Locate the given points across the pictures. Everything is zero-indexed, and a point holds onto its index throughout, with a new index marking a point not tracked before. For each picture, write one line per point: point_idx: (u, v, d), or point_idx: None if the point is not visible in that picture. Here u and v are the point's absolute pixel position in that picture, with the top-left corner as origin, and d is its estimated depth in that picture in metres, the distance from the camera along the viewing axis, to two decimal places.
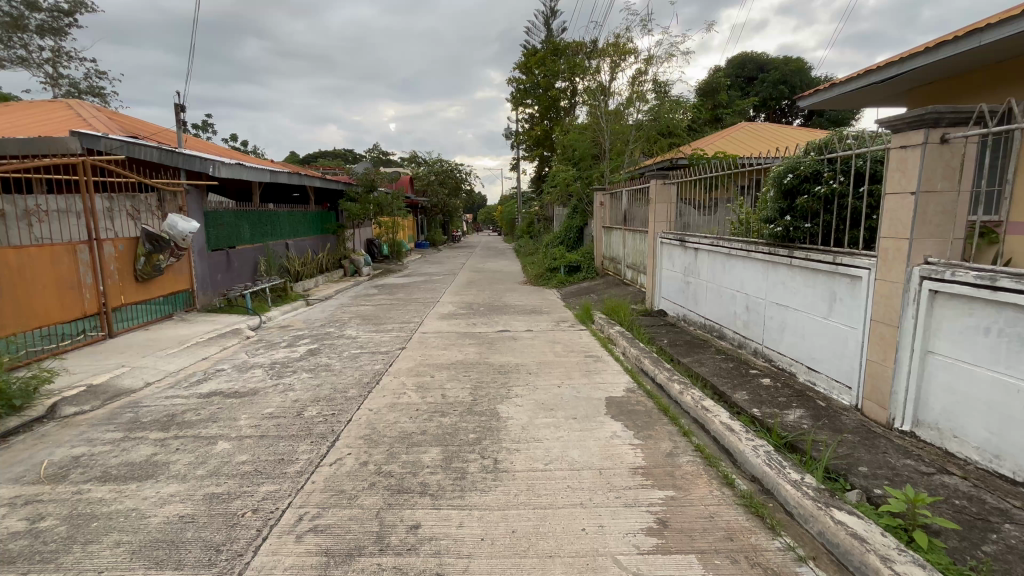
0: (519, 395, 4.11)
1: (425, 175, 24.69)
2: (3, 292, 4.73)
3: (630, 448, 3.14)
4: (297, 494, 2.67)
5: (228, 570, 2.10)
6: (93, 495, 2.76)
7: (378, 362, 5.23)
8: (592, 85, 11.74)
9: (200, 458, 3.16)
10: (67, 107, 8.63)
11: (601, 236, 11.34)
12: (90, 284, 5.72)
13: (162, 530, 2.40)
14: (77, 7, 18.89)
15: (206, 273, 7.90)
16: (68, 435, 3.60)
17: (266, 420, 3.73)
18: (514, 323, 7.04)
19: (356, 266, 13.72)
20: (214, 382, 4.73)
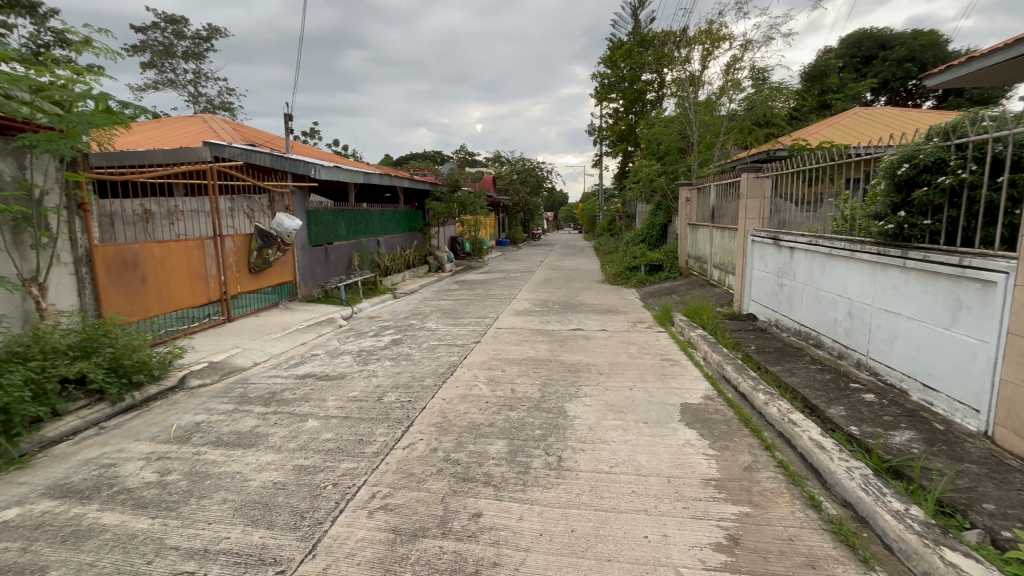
0: (588, 395, 4.05)
1: (508, 174, 25.12)
2: (149, 280, 5.59)
3: (704, 458, 2.96)
4: (372, 473, 2.87)
5: (310, 536, 2.31)
6: (207, 457, 3.18)
7: (454, 354, 5.44)
8: (682, 75, 11.18)
9: (293, 432, 3.51)
10: (202, 121, 9.94)
11: (686, 234, 10.77)
12: (215, 274, 6.58)
13: (259, 493, 2.70)
14: (214, 34, 21.78)
15: (308, 267, 8.74)
16: (192, 404, 4.18)
17: (350, 402, 4.05)
18: (589, 322, 6.95)
19: (440, 262, 14.34)
20: (310, 365, 5.23)
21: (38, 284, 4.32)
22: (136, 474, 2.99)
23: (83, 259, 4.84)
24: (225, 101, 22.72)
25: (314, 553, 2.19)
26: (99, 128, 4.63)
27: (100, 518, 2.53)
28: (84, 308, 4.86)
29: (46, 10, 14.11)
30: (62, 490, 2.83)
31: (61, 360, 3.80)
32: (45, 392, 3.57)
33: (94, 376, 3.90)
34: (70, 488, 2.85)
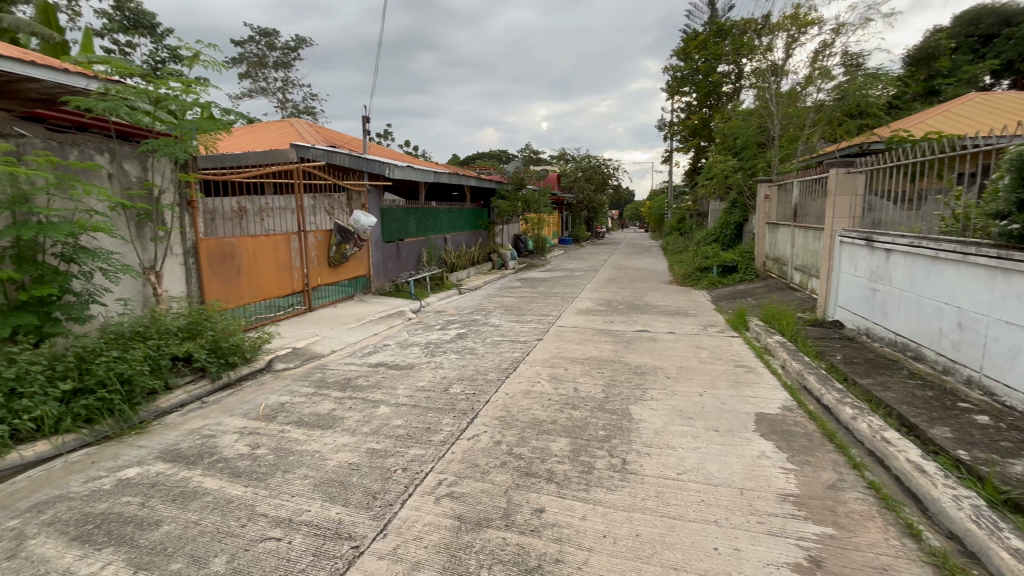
0: (654, 398, 3.94)
1: (573, 171, 24.92)
2: (244, 271, 6.16)
3: (781, 472, 2.77)
4: (438, 461, 2.97)
5: (381, 516, 2.44)
6: (291, 435, 3.45)
7: (517, 350, 5.49)
8: (763, 65, 10.51)
9: (366, 417, 3.72)
10: (289, 125, 10.73)
11: (764, 233, 10.12)
12: (299, 266, 7.11)
13: (336, 472, 2.89)
14: (301, 44, 23.47)
15: (381, 262, 9.20)
16: (278, 386, 4.55)
17: (419, 392, 4.23)
18: (655, 324, 6.73)
19: (504, 259, 14.52)
20: (382, 354, 5.51)
21: (155, 273, 4.90)
22: (231, 446, 3.30)
23: (190, 251, 5.42)
24: (308, 105, 24.37)
25: (385, 532, 2.30)
26: (207, 133, 5.14)
27: (202, 482, 2.83)
28: (191, 295, 5.44)
29: (162, 29, 15.84)
30: (172, 455, 3.19)
31: (172, 340, 4.30)
32: (160, 367, 4.06)
33: (198, 355, 4.37)
34: (177, 454, 3.21)
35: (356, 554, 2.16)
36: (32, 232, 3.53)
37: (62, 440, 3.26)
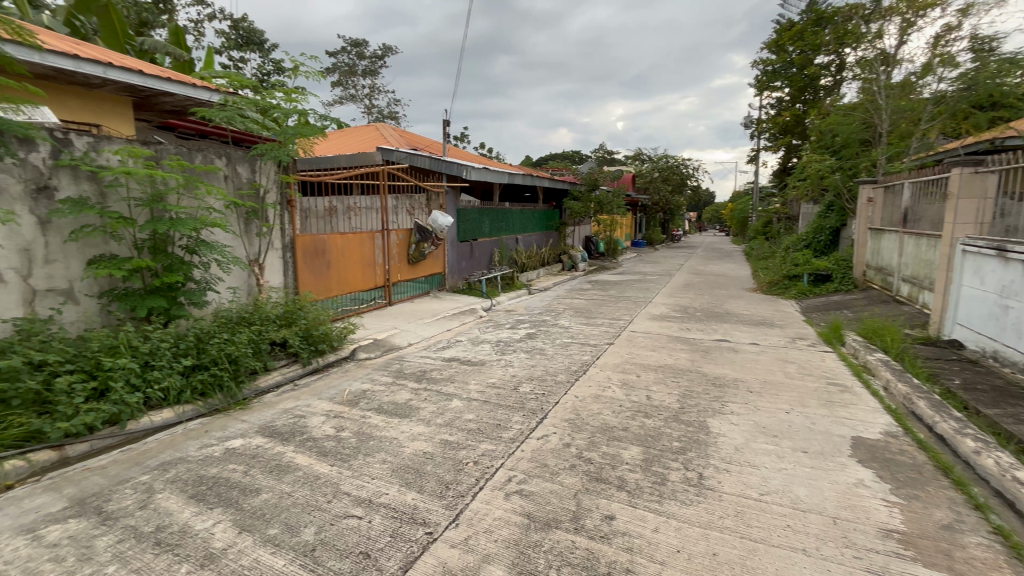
0: (734, 412, 3.72)
1: (649, 172, 24.14)
2: (334, 266, 6.64)
3: (883, 505, 2.50)
4: (508, 458, 3.02)
5: (454, 505, 2.52)
6: (371, 421, 3.67)
7: (587, 353, 5.42)
8: (870, 54, 9.54)
9: (440, 409, 3.86)
10: (375, 129, 11.40)
11: (864, 239, 9.18)
12: (381, 263, 7.54)
13: (411, 459, 3.04)
14: (387, 52, 24.87)
15: (455, 260, 9.51)
16: (360, 374, 4.86)
17: (489, 388, 4.32)
18: (736, 334, 6.34)
19: (574, 261, 14.41)
20: (455, 350, 5.70)
21: (258, 265, 5.43)
22: (319, 427, 3.58)
23: (288, 246, 5.95)
24: (393, 111, 25.75)
25: (457, 522, 2.38)
26: (304, 137, 5.55)
27: (295, 457, 3.09)
28: (287, 286, 5.97)
29: (269, 45, 17.48)
30: (269, 430, 3.52)
31: (272, 326, 4.75)
32: (261, 351, 4.50)
33: (293, 341, 4.79)
34: (273, 431, 3.53)
35: (430, 539, 2.25)
36: (165, 227, 4.06)
37: (182, 409, 3.72)
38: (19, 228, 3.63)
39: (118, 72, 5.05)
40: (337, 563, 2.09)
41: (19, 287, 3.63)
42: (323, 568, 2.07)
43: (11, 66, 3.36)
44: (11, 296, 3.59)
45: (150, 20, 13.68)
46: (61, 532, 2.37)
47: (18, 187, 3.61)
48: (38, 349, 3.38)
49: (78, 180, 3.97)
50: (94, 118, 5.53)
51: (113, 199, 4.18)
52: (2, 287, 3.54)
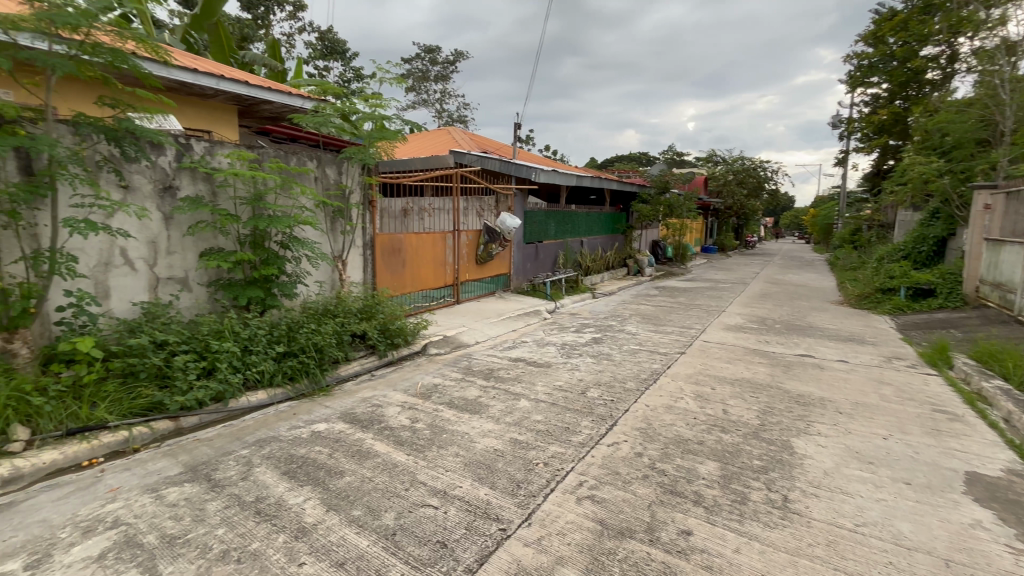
0: (822, 434, 3.46)
1: (723, 174, 23.01)
2: (408, 264, 6.93)
3: (1007, 552, 2.22)
4: (578, 462, 3.00)
5: (526, 504, 2.55)
6: (443, 415, 3.80)
7: (656, 361, 5.27)
8: (991, 44, 8.51)
9: (509, 408, 3.92)
10: (447, 132, 11.78)
11: (977, 251, 8.19)
12: (451, 262, 7.78)
13: (483, 455, 3.11)
14: (459, 58, 25.60)
15: (521, 262, 9.60)
16: (430, 369, 5.04)
17: (557, 391, 4.32)
18: (822, 350, 5.88)
19: (640, 265, 14.04)
20: (521, 350, 5.76)
21: (341, 261, 5.79)
22: (395, 416, 3.76)
23: (369, 244, 6.29)
24: (462, 114, 26.43)
25: (530, 521, 2.40)
26: (384, 140, 5.83)
27: (375, 444, 3.27)
28: (366, 282, 6.31)
29: (351, 54, 18.57)
30: (350, 417, 3.75)
31: (353, 319, 5.05)
32: (343, 341, 4.79)
33: (371, 334, 5.06)
34: (353, 417, 3.75)
35: (503, 536, 2.29)
36: (265, 224, 4.42)
37: (274, 391, 4.05)
38: (147, 223, 4.12)
39: (229, 83, 5.60)
40: (416, 550, 2.18)
41: (145, 275, 4.13)
42: (403, 552, 2.16)
43: (146, 81, 3.84)
44: (139, 282, 4.09)
45: (250, 35, 15.01)
46: (178, 494, 2.66)
47: (149, 186, 4.10)
48: (160, 330, 3.83)
49: (195, 181, 4.43)
50: (207, 125, 6.15)
51: (223, 197, 4.63)
52: (133, 274, 4.04)
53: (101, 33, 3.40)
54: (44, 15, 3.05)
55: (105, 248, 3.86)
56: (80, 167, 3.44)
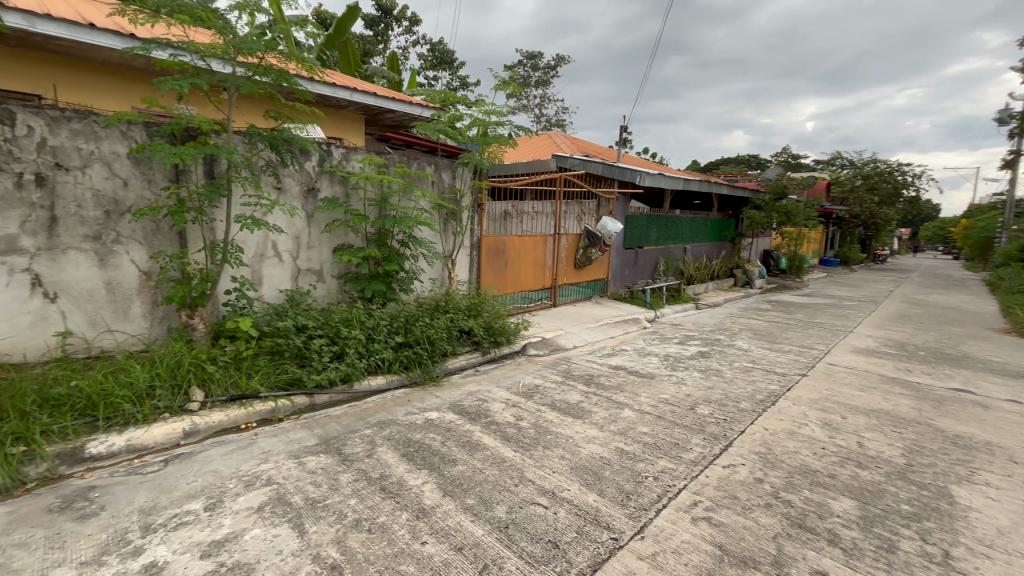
0: (991, 485, 2.94)
1: (850, 179, 20.54)
2: (510, 265, 7.12)
3: None
4: (691, 481, 2.86)
5: (637, 516, 2.49)
6: (547, 416, 3.83)
7: (773, 382, 4.83)
8: None
9: (612, 416, 3.85)
10: (549, 138, 11.92)
11: None
12: (551, 265, 7.85)
13: (589, 461, 3.08)
14: (560, 62, 25.73)
15: (620, 267, 9.39)
16: (531, 369, 5.12)
17: (663, 403, 4.15)
18: (985, 386, 4.98)
19: (749, 277, 12.99)
20: (621, 358, 5.63)
21: (451, 260, 6.13)
22: (500, 412, 3.88)
23: (475, 245, 6.55)
24: (560, 119, 26.49)
25: (643, 535, 2.34)
26: (494, 145, 6.05)
27: (483, 437, 3.40)
28: (471, 281, 6.59)
29: (458, 63, 19.51)
30: (458, 409, 3.93)
31: (461, 316, 5.30)
32: (452, 336, 5.04)
33: (477, 331, 5.27)
34: (462, 409, 3.93)
35: (616, 546, 2.25)
36: (389, 224, 4.81)
37: (392, 378, 4.38)
38: (294, 220, 4.68)
39: (361, 95, 6.20)
40: (529, 546, 2.23)
41: (291, 266, 4.70)
42: (517, 547, 2.22)
43: (300, 94, 4.36)
44: (286, 272, 4.67)
45: (371, 50, 16.41)
46: (316, 463, 2.99)
47: (297, 188, 4.66)
48: (301, 315, 4.34)
49: (333, 183, 4.95)
50: (341, 132, 6.84)
51: (354, 198, 5.11)
52: (281, 265, 4.63)
53: (271, 55, 3.94)
54: (233, 43, 3.61)
55: (262, 242, 4.47)
56: (248, 171, 4.01)
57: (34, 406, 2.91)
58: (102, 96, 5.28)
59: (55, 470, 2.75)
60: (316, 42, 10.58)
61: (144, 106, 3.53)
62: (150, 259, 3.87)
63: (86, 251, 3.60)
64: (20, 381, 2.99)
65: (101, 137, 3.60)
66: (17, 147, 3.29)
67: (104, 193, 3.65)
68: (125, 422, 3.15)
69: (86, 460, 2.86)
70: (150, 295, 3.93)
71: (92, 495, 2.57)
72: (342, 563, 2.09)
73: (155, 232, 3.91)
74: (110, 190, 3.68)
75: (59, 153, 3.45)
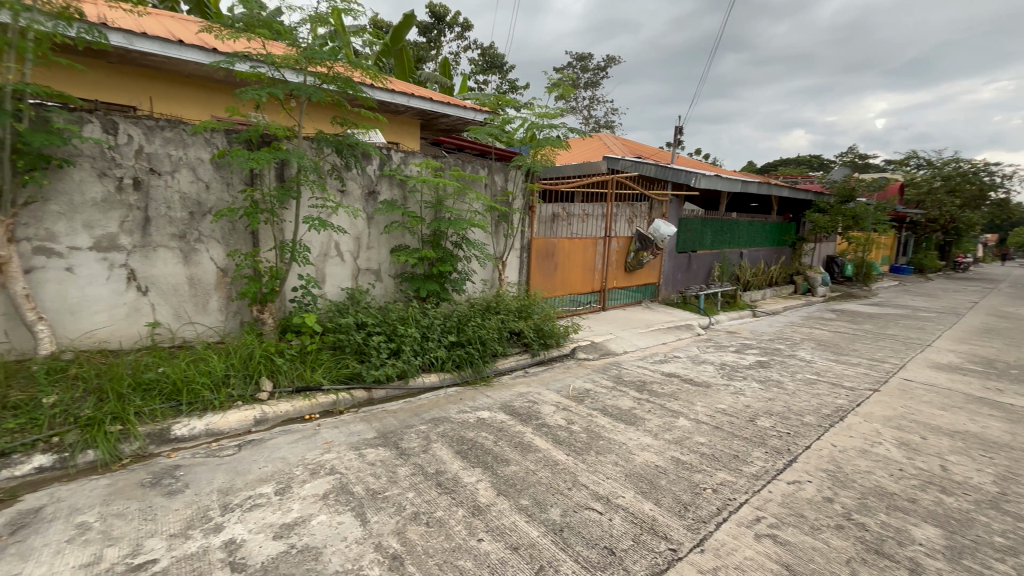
0: None
1: (927, 179, 18.97)
2: (559, 268, 7.10)
3: None
4: (753, 495, 2.74)
5: (697, 529, 2.41)
6: (598, 421, 3.79)
7: (841, 397, 4.53)
8: None
9: (667, 424, 3.76)
10: (600, 140, 11.81)
11: None
12: (601, 268, 7.76)
13: (643, 468, 3.02)
14: (610, 63, 25.40)
15: (672, 272, 9.14)
16: (581, 373, 5.08)
17: (719, 413, 4.01)
18: None
19: (811, 284, 12.21)
20: (674, 365, 5.49)
21: (502, 262, 6.20)
22: (551, 415, 3.87)
23: (525, 247, 6.59)
24: (609, 121, 26.14)
25: (703, 548, 2.27)
26: (548, 148, 6.06)
27: (534, 439, 3.40)
28: (520, 282, 6.64)
29: (508, 67, 19.69)
30: (509, 409, 3.96)
31: (512, 318, 5.34)
32: (502, 337, 5.09)
33: (527, 333, 5.30)
34: (513, 410, 3.96)
35: (674, 557, 2.20)
36: (445, 226, 4.93)
37: (444, 376, 4.49)
38: (355, 221, 4.89)
39: (418, 100, 6.37)
40: (585, 551, 2.21)
41: (351, 265, 4.91)
42: (572, 551, 2.21)
43: (364, 101, 4.55)
44: (347, 271, 4.88)
45: (424, 56, 16.86)
46: (375, 455, 3.11)
47: (359, 191, 4.87)
48: (361, 312, 4.52)
49: (392, 186, 5.13)
50: (397, 137, 7.07)
51: (412, 201, 5.27)
52: (343, 264, 4.84)
53: (339, 64, 4.13)
54: (306, 54, 3.81)
55: (326, 242, 4.69)
56: (316, 175, 4.23)
57: (130, 389, 3.21)
58: (185, 106, 5.71)
59: (146, 448, 3.01)
60: (375, 51, 10.99)
61: (227, 115, 3.81)
62: (227, 257, 4.16)
63: (173, 249, 3.93)
64: (118, 366, 3.30)
65: (189, 144, 3.91)
66: (119, 154, 3.63)
67: (189, 195, 3.96)
68: (204, 408, 3.39)
69: (172, 441, 3.11)
70: (226, 290, 4.22)
71: (177, 473, 2.79)
72: (403, 553, 2.16)
73: (232, 232, 4.20)
74: (195, 193, 3.99)
75: (153, 159, 3.78)
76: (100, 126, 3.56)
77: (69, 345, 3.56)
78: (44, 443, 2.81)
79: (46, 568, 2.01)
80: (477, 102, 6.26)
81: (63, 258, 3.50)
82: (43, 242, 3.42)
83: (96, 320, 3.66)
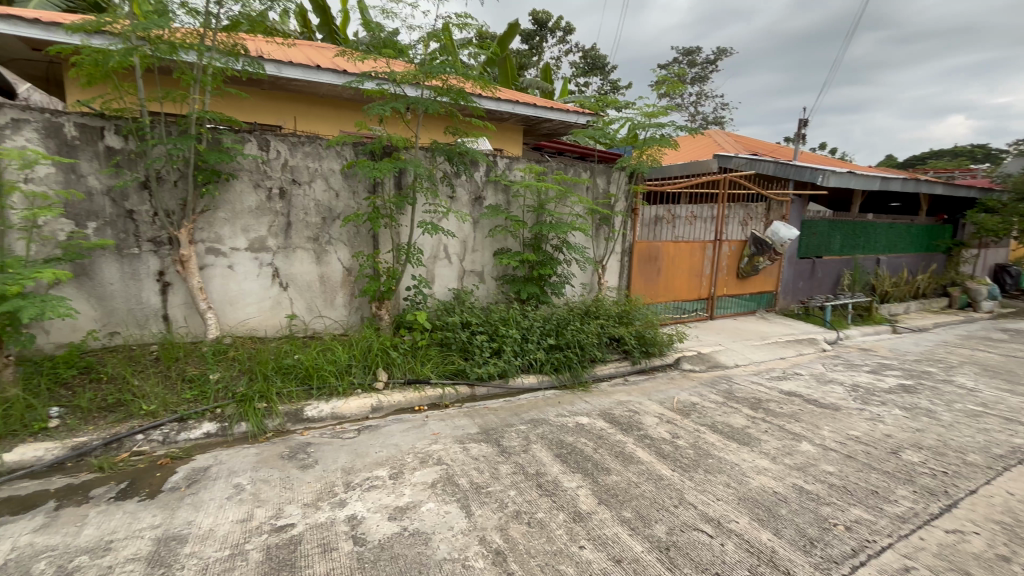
0: None
1: None
2: (663, 273, 6.80)
3: None
4: (899, 540, 2.37)
5: (826, 568, 2.15)
6: (707, 437, 3.55)
7: (1019, 436, 3.74)
8: None
9: (787, 448, 3.40)
10: (710, 137, 11.09)
11: None
12: (709, 274, 7.28)
13: (760, 494, 2.77)
14: (722, 55, 23.74)
15: (792, 279, 8.28)
16: (686, 385, 4.79)
17: (853, 441, 3.53)
18: None
19: (974, 297, 10.18)
20: (794, 383, 4.95)
21: (602, 265, 6.10)
22: (653, 427, 3.70)
23: (627, 251, 6.43)
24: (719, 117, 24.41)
25: None
26: (655, 149, 5.85)
27: (636, 450, 3.28)
28: (620, 286, 6.50)
29: (610, 67, 19.31)
30: (609, 417, 3.87)
31: (612, 323, 5.22)
32: (602, 342, 4.99)
33: (627, 340, 5.12)
34: (613, 418, 3.86)
35: None
36: (547, 229, 4.97)
37: (542, 378, 4.52)
38: (463, 225, 5.13)
39: (523, 106, 6.54)
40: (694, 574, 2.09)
41: (457, 267, 5.16)
42: (679, 572, 2.10)
43: (473, 110, 4.74)
44: (453, 272, 5.15)
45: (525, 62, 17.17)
46: (478, 450, 3.22)
47: (466, 197, 5.10)
48: (465, 311, 4.73)
49: (497, 192, 5.29)
50: (501, 143, 7.30)
51: (515, 205, 5.39)
52: (450, 266, 5.11)
53: (453, 77, 4.37)
54: (424, 70, 4.09)
55: (436, 245, 4.99)
56: (429, 182, 4.51)
57: (273, 371, 3.68)
58: (321, 123, 6.44)
59: (284, 425, 3.44)
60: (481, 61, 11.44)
61: (358, 129, 4.22)
62: (351, 258, 4.60)
63: (308, 250, 4.44)
64: (264, 351, 3.81)
65: (324, 157, 4.40)
66: (269, 167, 4.20)
67: (322, 203, 4.45)
68: (330, 393, 3.78)
69: (304, 420, 3.52)
70: (350, 288, 4.67)
71: (309, 449, 3.14)
72: (505, 550, 2.21)
73: (357, 235, 4.63)
74: (327, 200, 4.47)
75: (295, 171, 4.30)
76: (257, 144, 4.13)
77: (229, 331, 4.19)
78: (211, 412, 3.34)
79: (212, 519, 2.38)
80: (580, 105, 6.23)
81: (227, 257, 4.14)
82: (214, 243, 4.07)
83: (249, 310, 4.27)
